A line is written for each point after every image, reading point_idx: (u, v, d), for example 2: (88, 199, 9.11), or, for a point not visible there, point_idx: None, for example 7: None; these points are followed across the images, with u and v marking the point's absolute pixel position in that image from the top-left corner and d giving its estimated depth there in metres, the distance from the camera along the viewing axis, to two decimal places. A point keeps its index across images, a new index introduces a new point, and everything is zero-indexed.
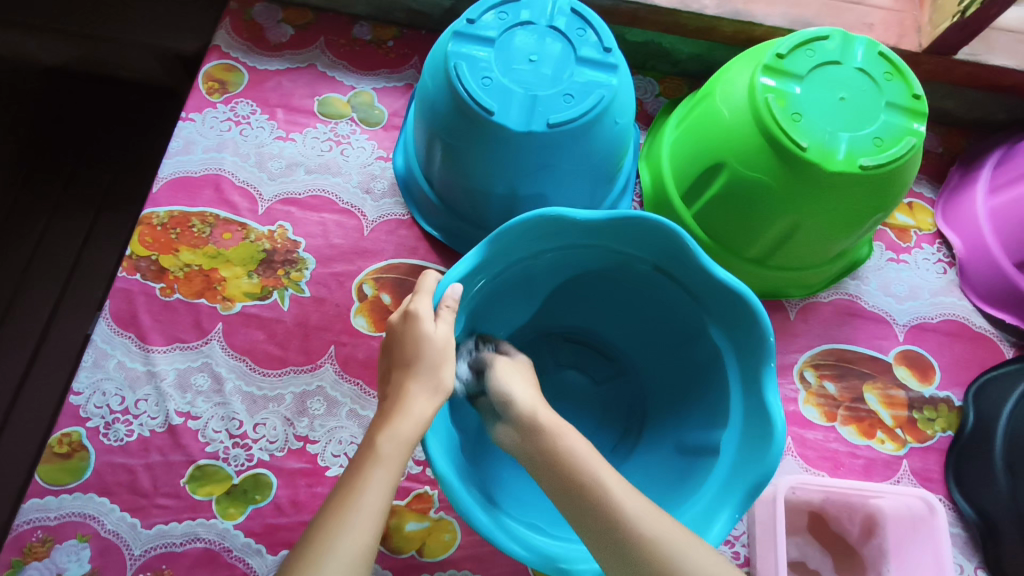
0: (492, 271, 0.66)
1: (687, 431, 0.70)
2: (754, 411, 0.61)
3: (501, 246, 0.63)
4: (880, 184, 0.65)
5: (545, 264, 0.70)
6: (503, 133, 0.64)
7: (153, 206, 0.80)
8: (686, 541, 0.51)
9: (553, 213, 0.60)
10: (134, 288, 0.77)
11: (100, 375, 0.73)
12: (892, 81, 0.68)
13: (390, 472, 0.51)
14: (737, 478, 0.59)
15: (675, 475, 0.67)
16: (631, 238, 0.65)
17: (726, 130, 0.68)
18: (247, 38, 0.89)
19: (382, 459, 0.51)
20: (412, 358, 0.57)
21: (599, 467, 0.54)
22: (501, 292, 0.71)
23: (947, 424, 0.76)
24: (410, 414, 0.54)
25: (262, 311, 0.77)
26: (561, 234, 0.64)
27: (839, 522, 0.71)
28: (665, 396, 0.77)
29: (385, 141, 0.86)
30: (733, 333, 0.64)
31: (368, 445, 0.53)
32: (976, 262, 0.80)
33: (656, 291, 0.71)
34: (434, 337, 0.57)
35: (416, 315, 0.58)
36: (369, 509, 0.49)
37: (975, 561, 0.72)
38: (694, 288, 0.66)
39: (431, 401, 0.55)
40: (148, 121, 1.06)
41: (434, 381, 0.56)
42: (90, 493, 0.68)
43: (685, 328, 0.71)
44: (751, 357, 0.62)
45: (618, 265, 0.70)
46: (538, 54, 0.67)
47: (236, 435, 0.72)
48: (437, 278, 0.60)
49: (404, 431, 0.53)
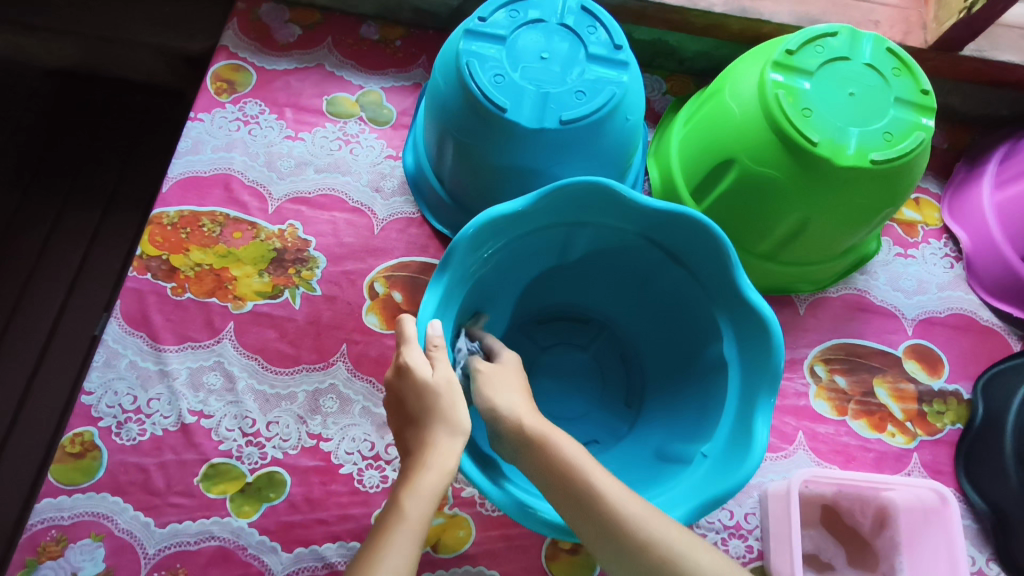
0: (504, 241, 0.65)
1: (669, 439, 0.70)
2: (753, 385, 0.62)
3: (516, 219, 0.62)
4: (890, 179, 0.65)
5: (546, 245, 0.70)
6: (515, 129, 0.65)
7: (163, 206, 0.80)
8: (685, 541, 0.51)
9: (539, 195, 0.60)
10: (145, 288, 0.76)
11: (112, 374, 0.73)
12: (901, 76, 0.68)
13: (415, 531, 0.50)
14: (737, 452, 0.60)
15: (677, 449, 0.68)
16: (636, 217, 0.65)
17: (736, 126, 0.69)
18: (255, 38, 0.89)
19: (408, 518, 0.50)
20: (425, 411, 0.56)
21: (595, 474, 0.54)
22: (506, 268, 0.71)
23: (957, 417, 0.77)
24: (431, 466, 0.53)
25: (273, 310, 0.77)
26: (571, 211, 0.64)
27: (851, 515, 0.71)
28: (666, 377, 0.78)
29: (394, 140, 0.87)
30: (730, 312, 0.65)
31: (393, 502, 0.52)
32: (983, 257, 0.80)
33: (658, 271, 0.71)
34: (433, 385, 0.56)
35: (409, 367, 0.57)
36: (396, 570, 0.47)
37: (987, 552, 0.72)
38: (696, 266, 0.66)
39: (453, 450, 0.54)
40: (154, 122, 1.06)
41: (450, 425, 0.55)
42: (103, 492, 0.68)
43: (684, 310, 0.72)
44: (747, 338, 0.63)
45: (620, 246, 0.70)
46: (549, 51, 0.68)
47: (249, 433, 0.72)
48: (415, 321, 0.59)
49: (426, 488, 0.52)
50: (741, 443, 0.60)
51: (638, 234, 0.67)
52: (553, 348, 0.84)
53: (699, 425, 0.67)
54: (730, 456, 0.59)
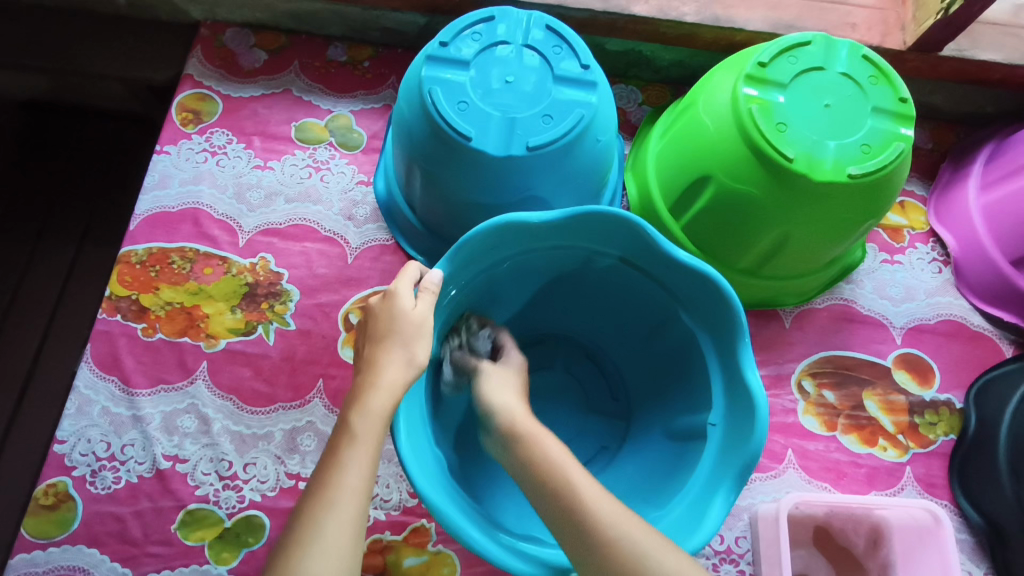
0: (462, 282, 0.65)
1: (672, 416, 0.69)
2: (735, 388, 0.59)
3: (464, 258, 0.61)
4: (869, 191, 0.63)
5: (509, 271, 0.68)
6: (482, 157, 0.63)
7: (132, 244, 0.78)
8: (654, 542, 0.49)
9: (495, 224, 0.58)
10: (115, 330, 0.75)
11: (84, 422, 0.71)
12: (877, 85, 0.66)
13: (366, 453, 0.50)
14: (728, 458, 0.58)
15: (669, 463, 0.66)
16: (599, 234, 0.62)
17: (710, 142, 0.67)
18: (219, 65, 0.87)
19: (358, 438, 0.50)
20: (392, 329, 0.55)
21: (572, 469, 0.54)
22: (473, 304, 0.70)
23: (950, 428, 0.75)
24: (384, 385, 0.52)
25: (247, 347, 0.75)
26: (517, 240, 0.63)
27: (844, 535, 0.70)
28: (649, 402, 0.76)
29: (365, 165, 0.85)
30: (708, 324, 0.62)
31: (344, 422, 0.51)
32: (971, 261, 0.79)
33: (636, 290, 0.69)
34: (412, 315, 0.56)
35: (395, 295, 0.57)
36: (343, 517, 0.46)
37: (984, 567, 0.71)
38: (671, 284, 0.64)
39: (402, 370, 0.54)
40: (126, 154, 1.04)
41: (410, 351, 0.55)
42: (79, 544, 0.67)
43: (664, 327, 0.69)
44: (725, 341, 0.61)
45: (583, 262, 0.68)
46: (515, 74, 0.65)
47: (226, 476, 0.70)
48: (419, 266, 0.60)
49: (377, 408, 0.51)
50: (742, 418, 0.58)
51: (608, 253, 0.65)
52: (537, 374, 0.82)
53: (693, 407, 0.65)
54: (732, 440, 0.58)
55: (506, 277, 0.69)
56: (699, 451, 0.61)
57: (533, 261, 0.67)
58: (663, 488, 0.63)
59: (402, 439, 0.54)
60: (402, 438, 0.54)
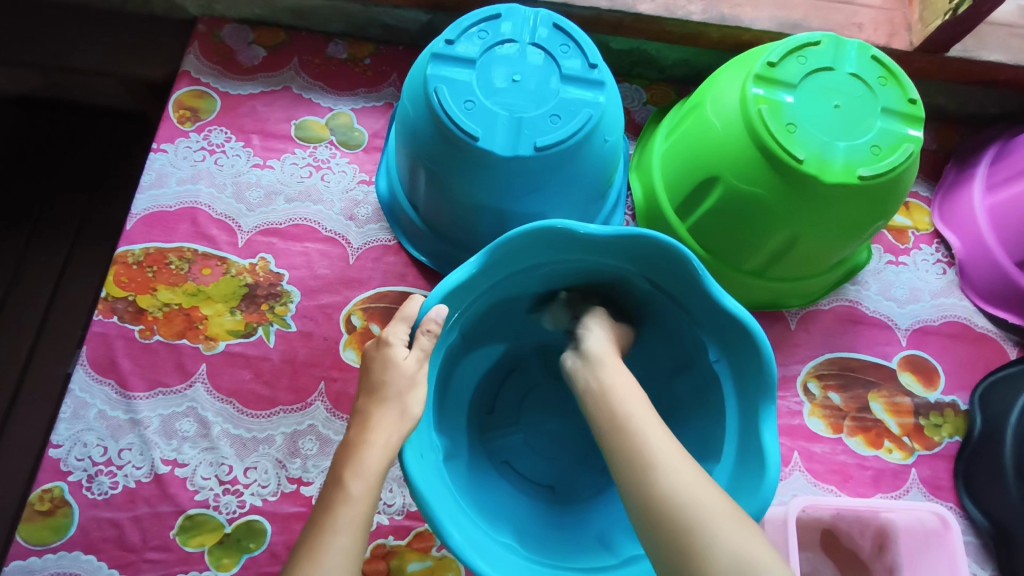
0: (470, 296, 0.63)
1: (687, 419, 0.69)
2: (741, 354, 0.61)
3: (460, 291, 0.60)
4: (880, 194, 0.63)
5: (505, 290, 0.67)
6: (488, 157, 0.62)
7: (128, 244, 0.77)
8: (693, 477, 0.50)
9: (476, 265, 0.59)
10: (111, 331, 0.73)
11: (80, 426, 0.70)
12: (887, 85, 0.66)
13: (360, 513, 0.49)
14: (748, 411, 0.60)
15: (698, 441, 0.66)
16: (595, 247, 0.61)
17: (718, 142, 0.66)
18: (217, 62, 0.86)
19: (352, 500, 0.49)
20: (384, 383, 0.55)
21: (637, 406, 0.55)
22: (477, 320, 0.70)
23: (955, 430, 0.75)
24: (377, 443, 0.52)
25: (247, 349, 0.74)
26: (502, 264, 0.62)
27: (851, 537, 0.69)
28: (660, 403, 0.75)
29: (366, 164, 0.83)
30: (717, 334, 0.63)
31: (336, 482, 0.50)
32: (975, 262, 0.78)
33: (644, 299, 0.69)
34: (406, 366, 0.56)
35: (389, 342, 0.57)
36: (344, 552, 0.47)
37: (989, 569, 0.71)
38: (683, 296, 0.64)
39: (394, 426, 0.53)
40: (119, 155, 1.02)
41: (403, 405, 0.54)
42: (75, 551, 0.66)
43: (672, 332, 0.69)
44: (734, 339, 0.61)
45: (579, 271, 0.67)
46: (522, 73, 0.64)
47: (225, 481, 0.69)
48: (419, 303, 0.59)
49: (372, 467, 0.51)
50: (756, 392, 0.59)
51: (623, 267, 0.65)
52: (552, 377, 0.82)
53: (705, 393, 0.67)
54: (749, 396, 0.60)
55: (507, 292, 0.68)
56: (721, 433, 0.63)
57: (528, 277, 0.67)
58: (701, 459, 0.65)
59: (451, 532, 0.54)
60: (453, 532, 0.54)
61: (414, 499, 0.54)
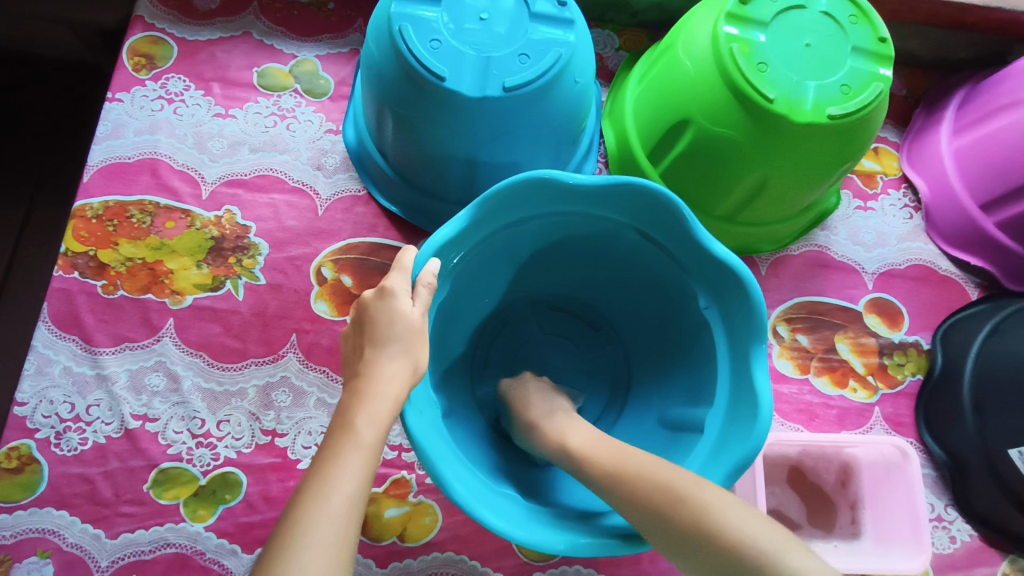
0: (466, 247, 0.62)
1: (678, 374, 0.70)
2: (732, 306, 0.60)
3: (456, 242, 0.59)
4: (849, 133, 0.63)
5: (493, 249, 0.67)
6: (456, 99, 0.60)
7: (86, 197, 0.74)
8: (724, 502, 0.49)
9: (464, 221, 0.57)
10: (73, 287, 0.71)
11: (45, 383, 0.68)
12: (858, 24, 0.65)
13: (363, 460, 0.47)
14: (740, 355, 0.59)
15: (690, 390, 0.66)
16: (579, 197, 0.60)
17: (690, 84, 0.65)
18: (172, 6, 0.82)
19: (354, 445, 0.47)
20: (391, 335, 0.53)
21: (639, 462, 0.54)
22: (474, 276, 0.69)
23: (917, 368, 0.77)
24: (380, 394, 0.50)
25: (215, 303, 0.73)
26: (488, 220, 0.60)
27: (816, 472, 0.72)
28: (651, 359, 0.76)
29: (333, 113, 0.81)
30: (706, 281, 0.62)
31: (340, 427, 0.49)
32: (942, 206, 0.80)
33: (634, 252, 0.67)
34: (411, 319, 0.53)
35: (394, 293, 0.54)
36: (346, 495, 0.45)
37: (945, 499, 0.74)
38: (672, 249, 0.62)
39: (403, 379, 0.51)
40: (71, 107, 0.96)
41: (412, 358, 0.53)
42: (47, 507, 0.65)
43: (661, 282, 0.69)
44: (723, 283, 0.60)
45: (568, 227, 0.66)
46: (490, 11, 0.62)
47: (198, 434, 0.68)
48: (417, 253, 0.56)
49: (378, 415, 0.49)
50: (746, 336, 0.58)
51: (615, 219, 0.63)
52: (548, 336, 0.82)
53: (694, 350, 0.67)
54: (739, 345, 0.59)
55: (496, 252, 0.68)
56: (712, 376, 0.62)
57: (516, 235, 0.66)
58: (694, 399, 0.65)
59: (453, 486, 0.53)
60: (454, 486, 0.53)
61: (417, 458, 0.53)
